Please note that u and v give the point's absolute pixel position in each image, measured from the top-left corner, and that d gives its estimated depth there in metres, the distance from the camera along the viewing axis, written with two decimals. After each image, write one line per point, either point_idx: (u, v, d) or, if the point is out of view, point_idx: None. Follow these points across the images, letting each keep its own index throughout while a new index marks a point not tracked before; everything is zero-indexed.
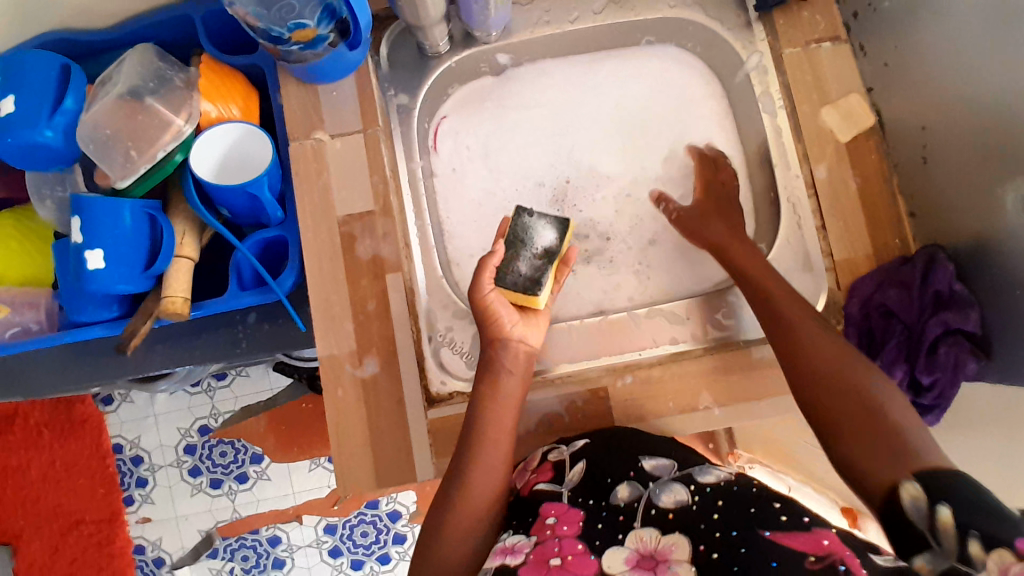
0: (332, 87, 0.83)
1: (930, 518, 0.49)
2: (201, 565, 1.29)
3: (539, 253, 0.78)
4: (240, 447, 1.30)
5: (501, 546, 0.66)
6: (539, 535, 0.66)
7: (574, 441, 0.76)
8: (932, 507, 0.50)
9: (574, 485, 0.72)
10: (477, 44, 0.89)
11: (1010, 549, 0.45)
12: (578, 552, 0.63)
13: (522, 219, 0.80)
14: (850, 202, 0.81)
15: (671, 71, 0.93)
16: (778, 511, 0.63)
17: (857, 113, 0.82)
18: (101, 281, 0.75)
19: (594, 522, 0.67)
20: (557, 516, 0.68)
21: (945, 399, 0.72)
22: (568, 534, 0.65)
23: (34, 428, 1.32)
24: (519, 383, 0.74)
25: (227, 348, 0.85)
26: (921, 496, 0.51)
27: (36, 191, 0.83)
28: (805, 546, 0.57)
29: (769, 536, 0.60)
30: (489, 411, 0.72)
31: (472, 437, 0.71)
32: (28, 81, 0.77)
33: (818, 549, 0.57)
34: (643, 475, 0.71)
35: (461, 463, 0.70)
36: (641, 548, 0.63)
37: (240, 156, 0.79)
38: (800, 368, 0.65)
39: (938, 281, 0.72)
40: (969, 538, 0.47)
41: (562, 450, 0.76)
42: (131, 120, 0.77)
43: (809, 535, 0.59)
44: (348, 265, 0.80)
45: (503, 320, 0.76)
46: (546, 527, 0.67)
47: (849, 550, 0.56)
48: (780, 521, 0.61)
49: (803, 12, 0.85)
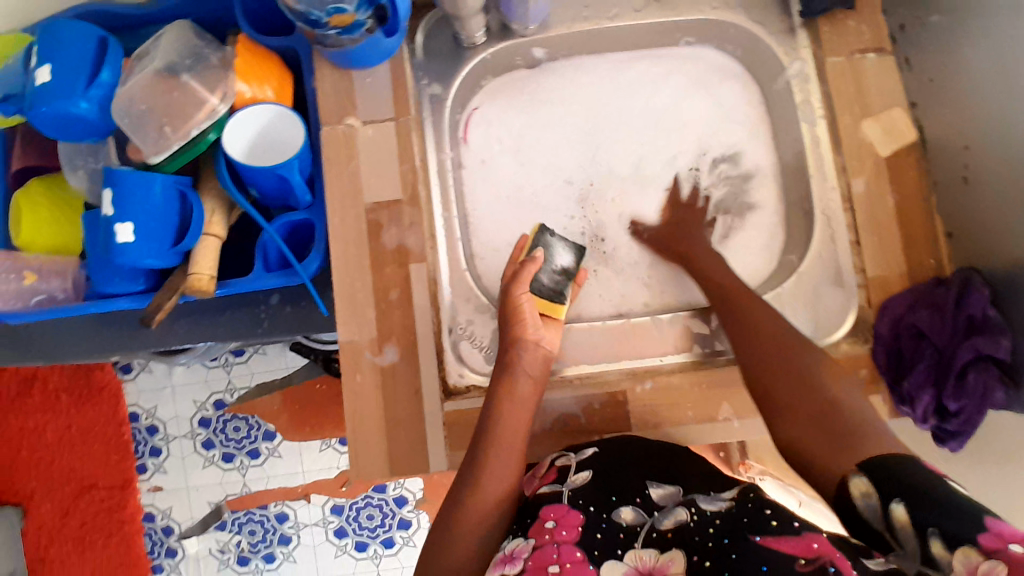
0: (367, 73, 0.83)
1: (887, 517, 0.50)
2: (209, 536, 1.31)
3: (559, 271, 0.83)
4: (253, 424, 1.31)
5: (501, 555, 0.62)
6: (537, 539, 0.61)
7: (584, 450, 0.74)
8: (887, 505, 0.50)
9: (576, 487, 0.68)
10: (514, 37, 0.88)
11: (975, 546, 0.46)
12: (577, 560, 0.59)
13: (545, 237, 0.83)
14: (886, 218, 0.79)
15: (710, 74, 0.91)
16: (770, 516, 0.59)
17: (899, 129, 0.80)
18: (129, 254, 0.76)
19: (595, 531, 0.62)
20: (556, 520, 0.63)
21: (970, 427, 0.70)
22: (567, 540, 0.61)
23: (52, 392, 1.35)
24: (529, 386, 0.74)
25: (249, 328, 0.87)
26: (872, 493, 0.52)
27: (70, 161, 0.85)
28: (794, 549, 0.54)
29: (758, 540, 0.57)
30: (504, 411, 0.72)
31: (483, 437, 0.70)
32: (67, 51, 0.77)
33: (808, 552, 0.53)
34: (648, 502, 0.66)
35: (473, 463, 0.69)
36: (640, 566, 0.59)
37: (272, 138, 0.79)
38: (760, 378, 0.67)
39: (972, 305, 0.69)
40: (928, 535, 0.47)
41: (570, 457, 0.73)
42: (167, 96, 0.78)
43: (800, 539, 0.55)
44: (374, 252, 0.80)
45: (527, 323, 0.77)
46: (544, 531, 0.62)
47: (840, 552, 0.52)
48: (771, 526, 0.58)
49: (850, 21, 0.83)
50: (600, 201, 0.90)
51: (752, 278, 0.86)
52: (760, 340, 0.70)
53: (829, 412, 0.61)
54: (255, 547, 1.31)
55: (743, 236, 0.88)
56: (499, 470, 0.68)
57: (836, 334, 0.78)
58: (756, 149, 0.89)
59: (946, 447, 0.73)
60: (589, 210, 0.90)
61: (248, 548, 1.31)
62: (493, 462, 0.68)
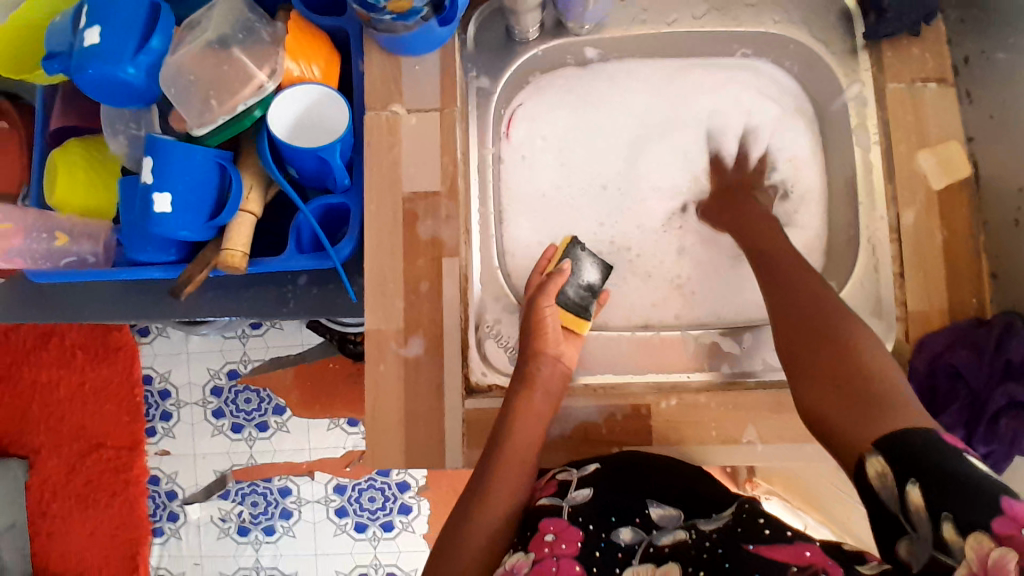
0: (416, 61, 0.82)
1: (901, 500, 0.48)
2: (211, 504, 1.32)
3: (585, 285, 0.82)
4: (265, 397, 1.32)
5: (501, 570, 0.62)
6: (537, 553, 0.63)
7: (585, 466, 0.73)
8: (903, 487, 0.49)
9: (576, 504, 0.68)
10: (567, 35, 0.86)
11: (987, 532, 0.44)
12: (576, 573, 0.61)
13: (575, 250, 0.82)
14: (932, 256, 0.77)
15: (765, 89, 0.89)
16: (763, 525, 0.62)
17: (955, 164, 0.78)
18: (164, 224, 0.75)
19: (593, 549, 0.63)
20: (555, 534, 0.64)
21: (999, 469, 0.70)
22: (566, 554, 0.63)
23: (69, 347, 1.36)
24: (544, 400, 0.74)
25: (274, 306, 0.86)
26: (888, 474, 0.50)
27: (110, 125, 0.84)
28: (787, 557, 0.57)
29: (752, 548, 0.59)
30: (518, 423, 0.72)
31: (496, 442, 0.71)
32: (117, 14, 0.76)
33: (800, 560, 0.56)
34: (648, 521, 0.68)
35: (483, 469, 0.70)
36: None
37: (315, 118, 0.79)
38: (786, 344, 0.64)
39: (1013, 349, 0.68)
40: (942, 519, 0.46)
41: (571, 472, 0.73)
42: (216, 69, 0.77)
43: (792, 547, 0.58)
44: (408, 242, 0.79)
45: (548, 336, 0.77)
46: (543, 544, 0.63)
47: (832, 559, 0.55)
48: (764, 534, 0.61)
49: (914, 48, 0.81)
50: (638, 208, 0.88)
51: None
52: (783, 308, 0.67)
53: (855, 378, 0.57)
54: (256, 519, 1.31)
55: None
56: (512, 473, 0.69)
57: None
58: (801, 171, 0.87)
59: None
60: (624, 218, 0.88)
61: (249, 519, 1.32)
62: (506, 467, 0.69)
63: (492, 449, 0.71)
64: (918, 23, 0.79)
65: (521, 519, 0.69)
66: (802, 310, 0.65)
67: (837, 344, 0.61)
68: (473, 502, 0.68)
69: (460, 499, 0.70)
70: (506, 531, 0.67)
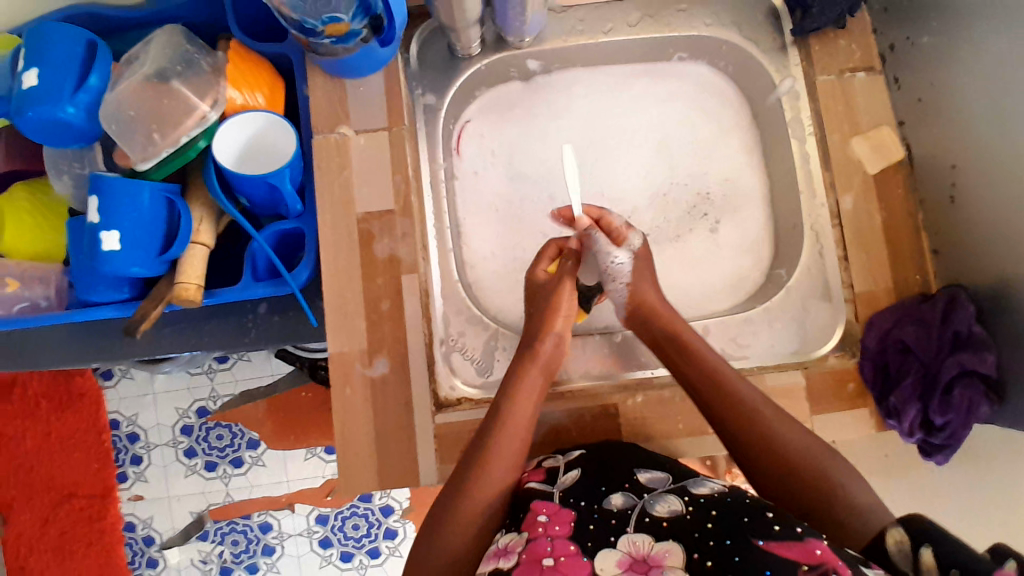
0: (361, 83, 0.83)
1: (914, 560, 0.53)
2: (190, 547, 1.29)
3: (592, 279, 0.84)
4: (237, 432, 1.29)
5: (495, 549, 0.63)
6: (531, 532, 0.63)
7: (570, 452, 0.75)
8: (916, 551, 0.53)
9: (566, 487, 0.68)
10: (509, 48, 0.88)
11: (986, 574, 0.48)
12: (571, 552, 0.60)
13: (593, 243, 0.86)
14: (874, 236, 0.80)
15: (703, 89, 0.92)
16: (772, 520, 0.59)
17: (887, 145, 0.81)
18: (115, 263, 0.74)
19: (586, 524, 0.63)
20: (549, 515, 0.64)
21: (957, 441, 0.71)
22: (560, 534, 0.62)
23: (31, 398, 1.32)
24: (539, 370, 0.74)
25: (236, 337, 0.85)
26: (905, 541, 0.55)
27: (54, 166, 0.83)
28: (797, 555, 0.54)
29: (762, 544, 0.56)
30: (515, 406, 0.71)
31: (492, 418, 0.71)
32: (53, 55, 0.76)
33: (810, 559, 0.53)
34: (637, 486, 0.67)
35: (472, 450, 0.70)
36: (634, 552, 0.60)
37: (263, 143, 0.79)
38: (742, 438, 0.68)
39: (958, 322, 0.71)
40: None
41: (557, 459, 0.74)
42: (157, 102, 0.77)
43: (801, 545, 0.55)
44: (365, 262, 0.79)
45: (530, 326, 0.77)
46: (536, 525, 0.63)
47: (841, 560, 0.53)
48: (772, 531, 0.57)
49: (841, 40, 0.84)
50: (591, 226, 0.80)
51: (740, 289, 0.87)
52: (719, 423, 0.70)
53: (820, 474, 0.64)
54: (238, 558, 1.28)
55: (734, 250, 0.88)
56: (501, 462, 0.68)
57: (823, 349, 0.80)
58: (747, 168, 0.90)
59: (932, 460, 0.75)
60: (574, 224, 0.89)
61: (231, 559, 1.29)
62: (494, 457, 0.68)
63: (485, 432, 0.70)
64: (842, 17, 0.82)
65: (508, 510, 0.69)
66: (741, 421, 0.68)
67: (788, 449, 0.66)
68: (457, 491, 0.67)
69: (444, 488, 0.69)
70: (488, 529, 0.67)
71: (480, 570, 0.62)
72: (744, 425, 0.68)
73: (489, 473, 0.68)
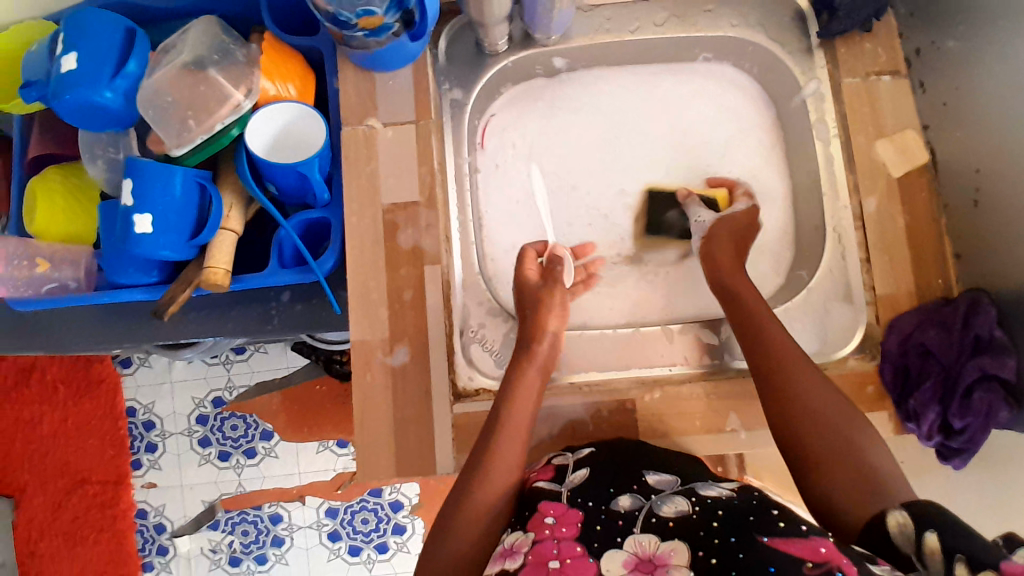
0: (390, 76, 0.84)
1: (917, 543, 0.52)
2: (201, 536, 1.30)
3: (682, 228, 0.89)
4: (251, 423, 1.30)
5: (500, 550, 0.63)
6: (537, 534, 0.63)
7: (579, 450, 0.75)
8: (920, 535, 0.52)
9: (573, 486, 0.68)
10: (536, 46, 0.89)
11: (995, 571, 0.47)
12: (577, 554, 0.60)
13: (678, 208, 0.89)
14: (896, 239, 0.80)
15: (727, 91, 0.93)
16: (777, 518, 0.59)
17: (911, 149, 0.82)
18: (145, 246, 0.76)
19: (594, 524, 0.63)
20: (556, 517, 0.64)
21: (975, 445, 0.71)
22: (566, 536, 0.62)
23: (50, 383, 1.34)
24: (537, 376, 0.75)
25: (258, 325, 0.86)
26: (908, 523, 0.54)
27: (88, 150, 0.85)
28: (803, 553, 0.54)
29: (767, 541, 0.56)
30: (518, 392, 0.73)
31: (492, 424, 0.72)
32: (93, 40, 0.78)
33: (815, 556, 0.53)
34: (645, 488, 0.67)
35: (484, 445, 0.71)
36: (640, 551, 0.59)
37: (296, 135, 0.81)
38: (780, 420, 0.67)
39: (979, 326, 0.71)
40: (955, 561, 0.49)
41: (566, 456, 0.74)
42: (193, 90, 0.79)
43: (807, 542, 0.55)
44: (389, 252, 0.80)
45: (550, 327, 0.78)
46: (543, 526, 0.64)
47: (847, 558, 0.53)
48: (778, 528, 0.58)
49: (866, 43, 0.85)
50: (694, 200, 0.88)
51: (760, 290, 0.87)
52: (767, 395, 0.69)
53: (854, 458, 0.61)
54: (247, 548, 1.29)
55: (754, 250, 0.89)
56: (504, 459, 0.69)
57: (843, 352, 0.79)
58: (769, 170, 0.91)
59: (949, 464, 0.74)
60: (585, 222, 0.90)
61: (240, 549, 1.29)
62: (501, 453, 0.70)
63: (491, 426, 0.72)
64: (868, 20, 0.83)
65: (524, 501, 0.69)
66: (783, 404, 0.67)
67: (814, 419, 0.65)
68: (472, 481, 0.68)
69: (455, 482, 0.70)
70: (503, 519, 0.67)
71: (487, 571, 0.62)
72: (771, 390, 0.68)
73: (497, 470, 0.69)
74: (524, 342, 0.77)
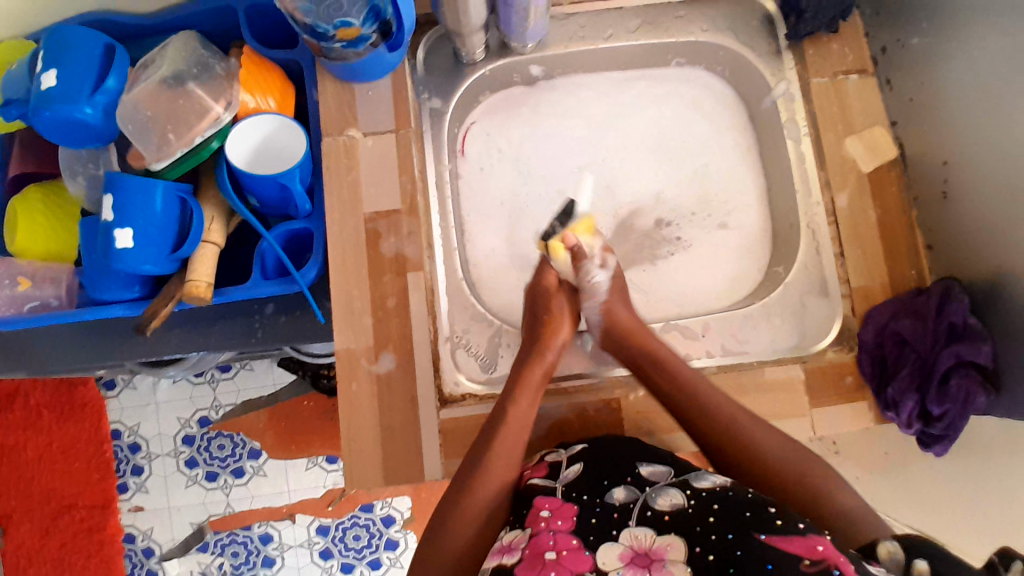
0: (369, 87, 0.85)
1: (908, 568, 0.54)
2: (190, 558, 1.27)
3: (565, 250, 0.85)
4: (238, 442, 1.29)
5: (499, 545, 0.64)
6: (534, 527, 0.64)
7: (573, 445, 0.74)
8: (910, 561, 0.55)
9: (569, 481, 0.69)
10: (512, 55, 0.90)
11: None
12: (573, 547, 0.61)
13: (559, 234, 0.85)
14: (870, 233, 0.82)
15: (701, 94, 0.95)
16: (774, 515, 0.59)
17: (880, 145, 0.84)
18: (127, 260, 0.76)
19: (589, 516, 0.64)
20: (552, 510, 0.65)
21: (954, 431, 0.72)
22: (563, 528, 0.63)
23: (33, 408, 1.32)
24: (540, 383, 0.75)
25: (242, 337, 0.86)
26: (898, 551, 0.56)
27: (69, 168, 0.85)
28: (798, 550, 0.54)
29: (764, 539, 0.56)
30: (520, 398, 0.73)
31: (498, 416, 0.72)
32: (74, 58, 0.78)
33: (812, 554, 0.53)
34: (640, 480, 0.67)
35: (479, 445, 0.71)
36: (636, 545, 0.60)
37: (272, 148, 0.82)
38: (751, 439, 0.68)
39: (953, 313, 0.72)
40: None
41: (559, 452, 0.74)
42: (171, 104, 0.79)
43: (803, 540, 0.55)
44: (372, 261, 0.81)
45: (561, 337, 0.79)
46: (539, 520, 0.64)
47: (844, 557, 0.53)
48: (775, 525, 0.57)
49: (833, 44, 0.87)
50: (569, 258, 0.81)
51: (741, 287, 0.89)
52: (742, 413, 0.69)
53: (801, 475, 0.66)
54: (238, 569, 1.27)
55: (734, 251, 0.90)
56: (501, 461, 0.69)
57: (822, 343, 0.80)
58: (743, 170, 0.92)
59: (931, 451, 0.76)
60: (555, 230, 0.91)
61: (230, 570, 1.27)
62: (499, 453, 0.69)
63: (488, 432, 0.71)
64: (834, 21, 0.85)
65: (513, 505, 0.69)
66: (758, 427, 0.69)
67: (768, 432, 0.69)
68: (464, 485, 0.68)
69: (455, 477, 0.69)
70: (495, 519, 0.68)
71: (485, 565, 0.63)
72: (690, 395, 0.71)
73: (490, 472, 0.68)
74: (536, 345, 0.77)
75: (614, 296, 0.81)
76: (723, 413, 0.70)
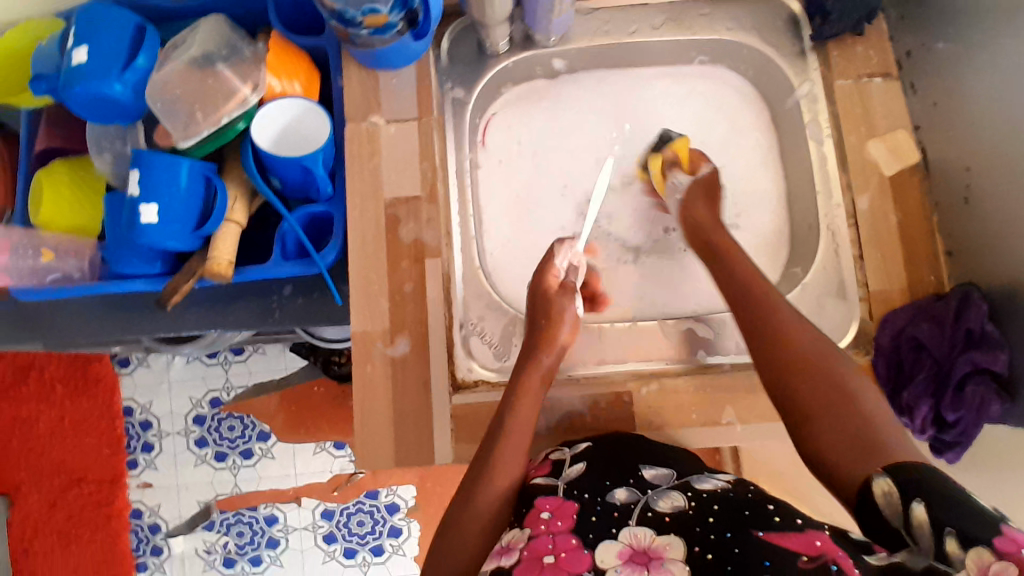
0: (394, 75, 0.86)
1: (905, 515, 0.51)
2: (196, 536, 1.29)
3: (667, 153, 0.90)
4: (249, 424, 1.30)
5: (499, 547, 0.64)
6: (533, 530, 0.63)
7: (576, 445, 0.75)
8: (908, 506, 0.51)
9: (571, 479, 0.69)
10: (536, 47, 0.91)
11: (987, 547, 0.47)
12: (571, 547, 0.61)
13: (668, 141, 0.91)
14: (888, 237, 0.82)
15: (724, 91, 0.95)
16: (773, 512, 0.59)
17: (902, 150, 0.84)
18: (151, 235, 0.77)
19: (589, 515, 0.64)
20: (552, 511, 0.65)
21: (969, 437, 0.72)
22: (562, 530, 0.63)
23: (47, 382, 1.34)
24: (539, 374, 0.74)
25: (259, 317, 0.87)
26: (895, 492, 0.52)
27: (97, 143, 0.87)
28: (798, 546, 0.55)
29: (762, 536, 0.56)
30: (523, 397, 0.73)
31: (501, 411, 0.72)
32: (106, 36, 0.80)
33: (811, 550, 0.54)
34: (642, 482, 0.68)
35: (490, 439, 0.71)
36: (636, 543, 0.60)
37: (298, 130, 0.83)
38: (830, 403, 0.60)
39: (971, 319, 0.72)
40: (944, 535, 0.49)
41: (564, 451, 0.74)
42: (201, 84, 0.81)
43: (802, 535, 0.56)
44: (391, 246, 0.82)
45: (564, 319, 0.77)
46: (539, 521, 0.64)
47: (843, 550, 0.53)
48: (773, 522, 0.58)
49: (858, 47, 0.88)
50: (670, 159, 0.89)
51: None
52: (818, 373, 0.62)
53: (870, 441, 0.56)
54: (242, 549, 1.29)
55: (751, 250, 0.90)
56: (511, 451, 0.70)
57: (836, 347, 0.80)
58: (763, 168, 0.92)
59: (943, 458, 0.76)
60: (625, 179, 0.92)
61: (235, 550, 1.29)
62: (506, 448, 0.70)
63: (497, 427, 0.71)
64: (859, 23, 0.86)
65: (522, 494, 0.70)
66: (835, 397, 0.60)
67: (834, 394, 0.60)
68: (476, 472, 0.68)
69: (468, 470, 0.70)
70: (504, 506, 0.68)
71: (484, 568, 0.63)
72: (770, 339, 0.66)
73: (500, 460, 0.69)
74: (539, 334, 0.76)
75: (699, 190, 0.84)
76: (796, 373, 0.63)
